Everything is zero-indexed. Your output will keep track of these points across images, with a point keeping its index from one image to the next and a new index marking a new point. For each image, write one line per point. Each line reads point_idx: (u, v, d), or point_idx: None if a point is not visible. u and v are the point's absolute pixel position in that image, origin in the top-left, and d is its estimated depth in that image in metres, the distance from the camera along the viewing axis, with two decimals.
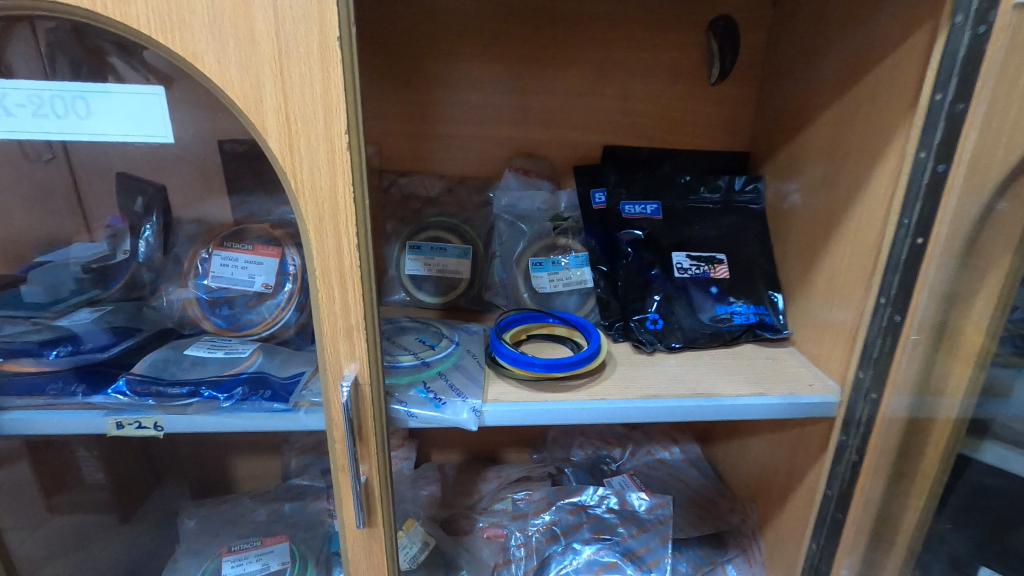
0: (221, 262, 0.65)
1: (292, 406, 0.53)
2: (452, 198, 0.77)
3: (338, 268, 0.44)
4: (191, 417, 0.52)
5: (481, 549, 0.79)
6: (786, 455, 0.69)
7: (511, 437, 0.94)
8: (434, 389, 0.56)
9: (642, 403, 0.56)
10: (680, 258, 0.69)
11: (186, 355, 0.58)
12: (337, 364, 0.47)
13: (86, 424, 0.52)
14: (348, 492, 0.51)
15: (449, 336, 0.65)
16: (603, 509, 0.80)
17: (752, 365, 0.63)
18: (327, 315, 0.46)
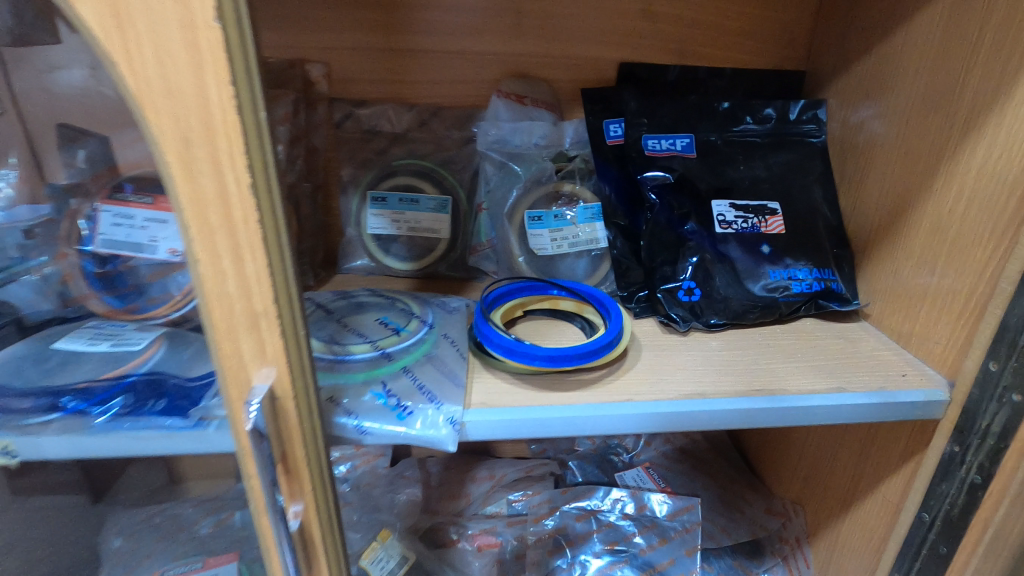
0: (111, 218, 0.48)
1: (197, 422, 0.37)
2: (426, 134, 0.60)
3: (229, 226, 0.28)
4: (47, 440, 0.36)
5: (470, 564, 0.65)
6: (844, 456, 0.55)
7: None
8: (396, 392, 0.40)
9: (683, 405, 0.41)
10: (721, 209, 0.53)
11: (59, 351, 0.44)
12: (242, 369, 0.32)
13: None
14: (277, 542, 0.36)
15: (420, 317, 0.49)
16: (616, 515, 0.67)
17: (819, 347, 0.48)
18: (219, 298, 0.30)
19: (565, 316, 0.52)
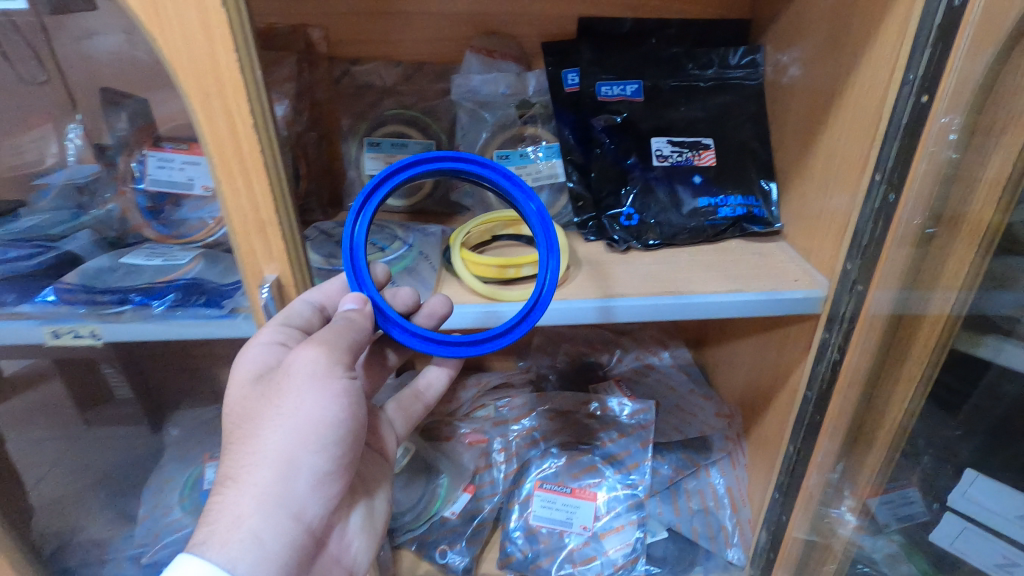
0: (155, 162, 0.59)
1: (230, 312, 0.51)
2: (411, 86, 0.69)
3: (240, 159, 0.39)
4: (123, 325, 0.50)
5: (461, 455, 0.80)
6: (772, 360, 0.66)
7: None
8: None
9: (576, 302, 0.52)
10: (659, 145, 0.62)
11: (123, 264, 0.55)
12: (256, 266, 0.43)
13: (14, 335, 0.50)
14: None
15: (403, 239, 0.59)
16: (583, 415, 0.79)
17: (735, 261, 0.58)
18: (237, 214, 0.41)
19: (525, 241, 0.61)
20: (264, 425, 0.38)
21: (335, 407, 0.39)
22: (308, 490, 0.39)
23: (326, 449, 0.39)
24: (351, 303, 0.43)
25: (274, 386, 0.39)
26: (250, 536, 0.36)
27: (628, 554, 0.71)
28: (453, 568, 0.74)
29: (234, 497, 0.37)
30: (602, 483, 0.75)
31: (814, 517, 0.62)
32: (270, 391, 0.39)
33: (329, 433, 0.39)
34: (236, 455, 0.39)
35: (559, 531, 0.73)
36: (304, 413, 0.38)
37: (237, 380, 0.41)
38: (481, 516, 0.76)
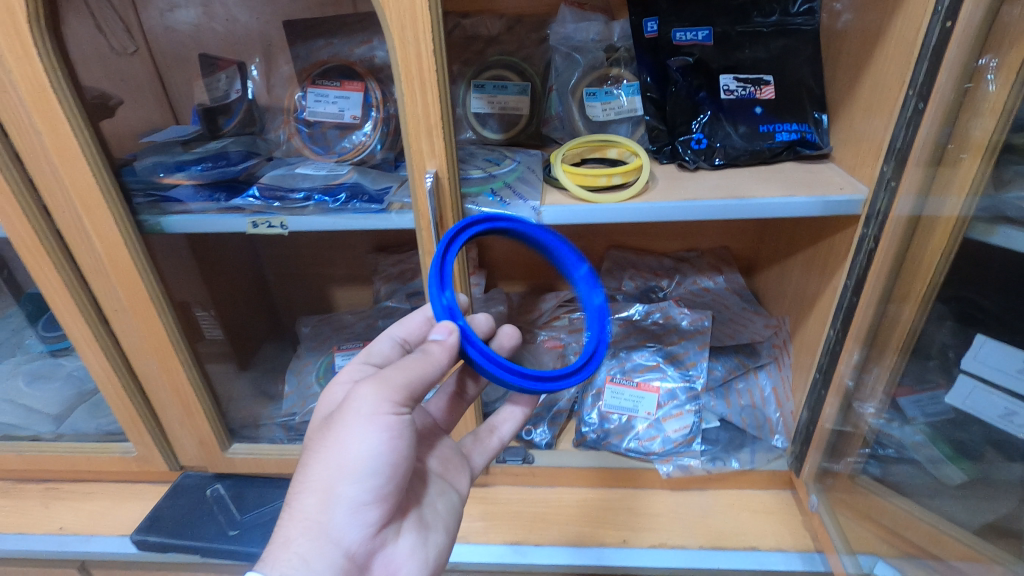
0: (314, 97, 0.75)
1: (386, 207, 0.66)
2: (512, 37, 0.83)
3: (420, 76, 0.53)
4: (307, 216, 0.66)
5: (542, 355, 0.93)
6: (817, 271, 0.77)
7: (567, 268, 1.06)
8: (500, 194, 0.66)
9: (662, 203, 0.65)
10: (727, 81, 0.73)
11: (298, 171, 0.70)
12: (422, 164, 0.58)
13: (229, 224, 0.67)
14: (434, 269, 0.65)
15: (511, 158, 0.73)
16: (648, 322, 0.92)
17: (789, 177, 0.69)
18: (413, 120, 0.55)
19: (609, 163, 0.74)
20: (315, 456, 0.47)
21: (371, 439, 0.46)
22: (347, 516, 0.46)
23: (363, 480, 0.46)
24: (441, 333, 0.50)
25: (330, 420, 0.48)
26: (293, 554, 0.43)
27: (685, 435, 0.83)
28: (537, 444, 0.87)
29: (287, 520, 0.45)
30: (664, 378, 0.88)
31: (848, 406, 0.73)
32: (327, 424, 0.48)
33: (363, 465, 0.45)
34: (296, 481, 0.47)
35: (627, 416, 0.87)
36: (344, 446, 0.45)
37: (312, 417, 0.52)
38: (558, 404, 0.91)
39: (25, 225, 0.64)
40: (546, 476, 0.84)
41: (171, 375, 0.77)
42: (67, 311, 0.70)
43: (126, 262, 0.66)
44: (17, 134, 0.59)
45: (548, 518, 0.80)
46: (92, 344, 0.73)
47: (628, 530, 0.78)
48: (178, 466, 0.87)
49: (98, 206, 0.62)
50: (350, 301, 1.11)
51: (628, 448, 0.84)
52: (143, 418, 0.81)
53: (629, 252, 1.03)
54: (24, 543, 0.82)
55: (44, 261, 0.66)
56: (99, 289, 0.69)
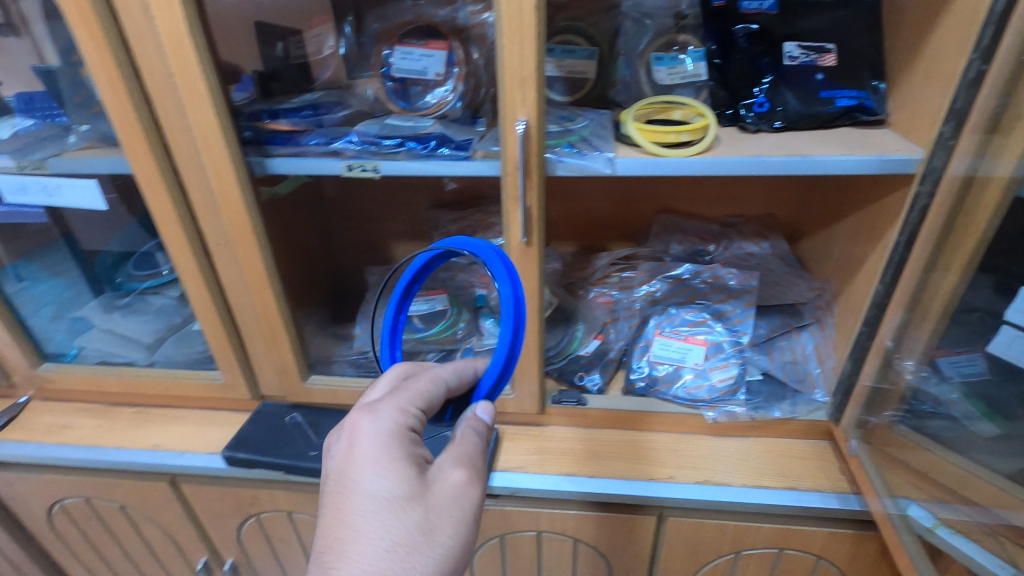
0: (400, 55, 0.80)
1: (471, 155, 0.72)
2: (582, 3, 0.88)
3: (520, 30, 0.58)
4: (399, 162, 0.73)
5: (594, 310, 1.01)
6: (865, 232, 0.81)
7: (617, 232, 1.11)
8: (577, 146, 0.71)
9: (727, 158, 0.70)
10: (790, 48, 0.78)
11: (388, 123, 0.76)
12: (513, 114, 0.63)
13: (328, 168, 0.73)
14: (516, 216, 0.70)
15: (583, 116, 0.78)
16: (697, 281, 0.98)
17: (847, 140, 0.73)
18: (510, 71, 0.61)
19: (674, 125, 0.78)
20: (427, 549, 0.51)
21: (463, 543, 0.54)
22: None
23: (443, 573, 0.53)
24: (488, 413, 0.62)
25: (432, 511, 0.53)
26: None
27: (730, 384, 0.89)
28: (590, 389, 0.94)
29: None
30: (710, 332, 0.94)
31: (886, 364, 0.76)
32: (438, 514, 0.53)
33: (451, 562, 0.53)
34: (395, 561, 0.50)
35: (674, 366, 0.92)
36: (456, 547, 0.53)
37: (398, 489, 0.53)
38: (609, 354, 0.98)
39: (150, 163, 0.71)
40: (597, 418, 0.91)
41: (262, 309, 0.84)
42: (177, 243, 0.78)
43: (236, 199, 0.73)
44: (152, 78, 0.66)
45: (598, 454, 0.87)
46: (195, 276, 0.81)
47: (675, 468, 0.84)
48: (259, 396, 0.96)
49: (217, 146, 0.69)
50: (409, 257, 1.17)
51: (675, 395, 0.90)
52: (232, 348, 0.88)
53: (677, 217, 1.08)
54: (125, 455, 0.91)
55: (162, 196, 0.73)
56: (207, 224, 0.77)
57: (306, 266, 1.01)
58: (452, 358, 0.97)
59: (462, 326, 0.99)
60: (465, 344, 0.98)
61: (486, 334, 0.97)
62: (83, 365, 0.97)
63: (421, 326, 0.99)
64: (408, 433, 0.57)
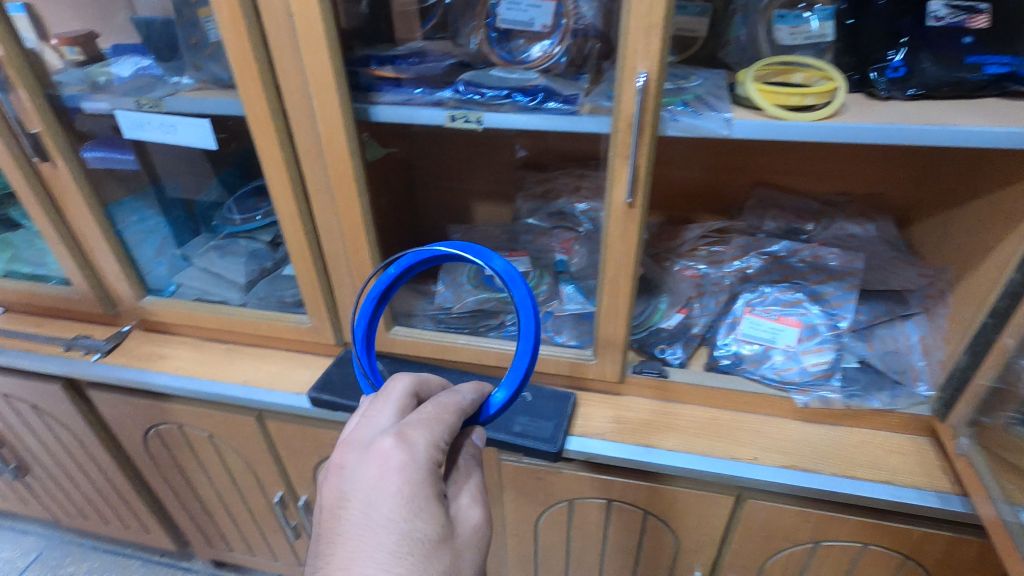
0: (505, 5, 0.76)
1: (578, 110, 0.70)
2: None
3: None
4: (504, 113, 0.71)
5: (680, 284, 0.97)
6: (999, 218, 0.74)
7: (707, 204, 1.06)
8: (692, 105, 0.67)
9: (853, 125, 0.65)
10: (937, 7, 0.71)
11: (493, 74, 0.75)
12: (633, 65, 0.60)
13: (431, 119, 0.73)
14: (622, 175, 0.67)
15: (697, 75, 0.74)
16: (794, 260, 0.93)
17: (995, 111, 0.67)
18: (635, 18, 0.57)
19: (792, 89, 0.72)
20: None
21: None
22: None
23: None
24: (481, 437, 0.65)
25: (455, 551, 0.56)
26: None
27: (825, 369, 0.84)
28: (671, 362, 0.91)
29: None
30: (806, 314, 0.89)
31: (1005, 365, 0.68)
32: (461, 552, 0.56)
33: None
34: None
35: (764, 346, 0.88)
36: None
37: (432, 529, 0.54)
38: (693, 329, 0.95)
39: (262, 104, 0.72)
40: (678, 392, 0.89)
41: (354, 257, 0.85)
42: (280, 186, 0.80)
43: (341, 144, 0.73)
44: (270, 17, 0.67)
45: (678, 429, 0.85)
46: (294, 219, 0.83)
47: (759, 450, 0.82)
48: (342, 342, 0.99)
49: (327, 88, 0.69)
50: (489, 218, 1.16)
51: (763, 375, 0.87)
52: (322, 293, 0.91)
53: (775, 192, 1.02)
54: (218, 387, 0.96)
55: (270, 137, 0.75)
56: (309, 169, 0.78)
57: (394, 219, 1.01)
58: None
59: (545, 289, 0.99)
60: (546, 308, 0.97)
61: (565, 299, 0.97)
62: (182, 300, 1.02)
63: (503, 286, 0.98)
64: (436, 468, 0.57)
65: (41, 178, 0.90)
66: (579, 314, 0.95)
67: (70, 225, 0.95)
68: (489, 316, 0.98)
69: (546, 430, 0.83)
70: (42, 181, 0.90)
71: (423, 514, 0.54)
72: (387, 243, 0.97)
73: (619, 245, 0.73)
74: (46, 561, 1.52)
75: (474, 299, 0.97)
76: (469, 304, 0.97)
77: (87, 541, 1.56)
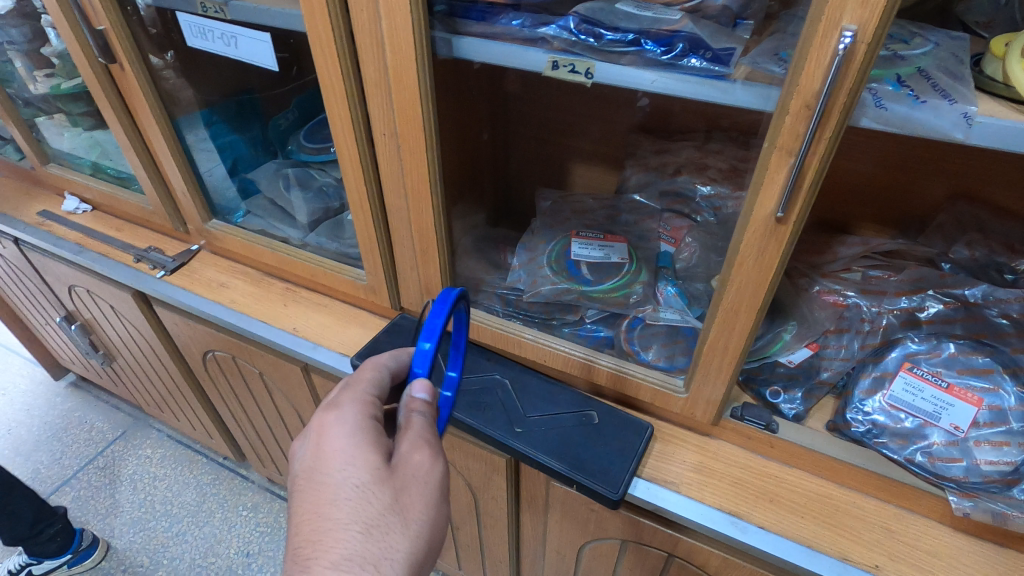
0: None
1: (729, 76, 0.48)
2: None
3: None
4: (622, 67, 0.52)
5: (816, 311, 0.76)
6: None
7: (876, 211, 0.81)
8: (910, 84, 0.45)
9: None
10: None
11: (619, 8, 0.54)
12: (837, 13, 0.38)
13: (528, 61, 0.56)
14: (777, 177, 0.47)
15: (924, 36, 0.50)
16: (993, 312, 0.69)
17: None
18: None
19: None
20: (402, 527, 0.48)
21: (442, 523, 0.51)
22: None
23: (427, 560, 0.50)
24: (419, 390, 0.54)
25: (400, 493, 0.49)
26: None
27: (1005, 474, 0.61)
28: (783, 412, 0.72)
29: None
30: (994, 391, 0.64)
31: None
32: (408, 488, 0.49)
33: (434, 548, 0.50)
34: (373, 540, 0.46)
35: (919, 421, 0.66)
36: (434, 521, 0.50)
37: (365, 471, 0.49)
38: (822, 375, 0.74)
39: (324, 19, 0.58)
40: (785, 451, 0.70)
41: (418, 220, 0.72)
42: (341, 123, 0.67)
43: (411, 82, 0.58)
44: None
45: (778, 500, 0.67)
46: (355, 165, 0.70)
47: (884, 556, 0.62)
48: (399, 307, 0.88)
49: (400, 7, 0.53)
50: (589, 184, 0.98)
51: (910, 460, 0.65)
52: (381, 253, 0.79)
53: (982, 210, 0.75)
54: (266, 331, 0.90)
55: (333, 63, 0.61)
56: (375, 107, 0.64)
57: (469, 173, 0.86)
58: (617, 322, 0.81)
59: (638, 291, 0.80)
60: (636, 313, 0.79)
61: (662, 304, 0.79)
62: (245, 231, 0.96)
63: (589, 278, 0.82)
64: (364, 418, 0.53)
65: (113, 79, 0.83)
66: (675, 328, 0.77)
67: (142, 135, 0.89)
68: (566, 309, 0.83)
69: (608, 467, 0.68)
70: (115, 83, 0.83)
71: (355, 461, 0.50)
72: (450, 201, 0.82)
73: (750, 267, 0.54)
74: (129, 440, 1.65)
75: (551, 287, 0.81)
76: (544, 292, 0.81)
77: (165, 429, 1.67)
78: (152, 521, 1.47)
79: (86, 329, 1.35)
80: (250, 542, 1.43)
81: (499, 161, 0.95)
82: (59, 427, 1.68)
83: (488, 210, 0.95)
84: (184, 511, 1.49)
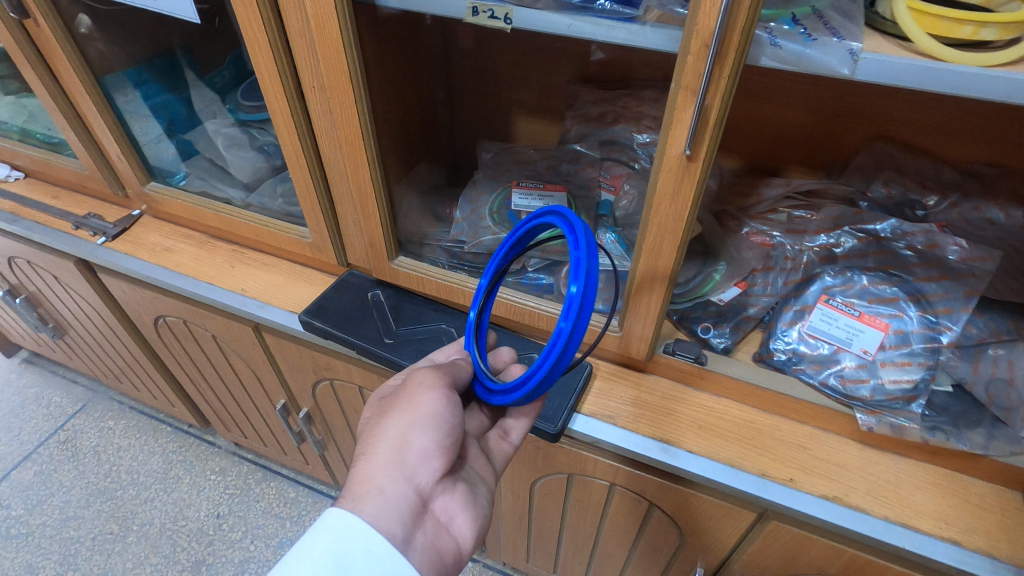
0: None
1: (639, 19, 0.50)
2: None
3: None
4: (540, 11, 0.53)
5: (744, 252, 0.79)
6: None
7: (802, 155, 0.85)
8: (804, 24, 0.47)
9: None
10: None
11: None
12: None
13: (448, 8, 0.56)
14: (683, 116, 0.49)
15: None
16: (901, 246, 0.73)
17: None
18: None
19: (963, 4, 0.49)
20: (386, 421, 0.60)
21: (433, 400, 0.60)
22: (418, 461, 0.59)
23: (426, 428, 0.59)
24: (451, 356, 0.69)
25: (389, 399, 0.63)
26: (377, 489, 0.57)
27: (905, 390, 0.67)
28: (712, 346, 0.77)
29: (365, 465, 0.59)
30: (898, 317, 0.70)
31: None
32: (394, 397, 0.62)
33: (429, 418, 0.59)
34: (368, 441, 0.61)
35: (833, 347, 0.71)
36: (417, 402, 0.60)
37: (375, 407, 0.65)
38: (749, 311, 0.79)
39: None
40: (713, 382, 0.75)
41: (355, 174, 0.72)
42: (270, 77, 0.66)
43: (335, 31, 0.58)
44: None
45: (706, 426, 0.72)
46: (287, 120, 0.70)
47: (798, 470, 0.68)
48: (346, 263, 0.89)
49: None
50: (531, 137, 0.99)
51: (824, 384, 0.70)
52: (322, 210, 0.80)
53: (896, 150, 0.79)
54: (213, 292, 0.90)
55: (255, 15, 0.60)
56: (302, 60, 0.63)
57: (409, 127, 0.86)
58: (557, 270, 0.83)
59: None
60: None
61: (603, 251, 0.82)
62: (186, 193, 0.94)
63: None
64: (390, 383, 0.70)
65: (30, 36, 0.80)
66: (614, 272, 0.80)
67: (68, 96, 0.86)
68: None
69: (550, 406, 0.73)
70: (32, 40, 0.80)
71: (371, 404, 0.66)
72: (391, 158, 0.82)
73: (667, 206, 0.57)
74: (90, 413, 1.64)
75: (492, 239, 0.84)
76: (485, 243, 0.85)
77: (126, 401, 1.66)
78: (119, 491, 1.48)
79: (32, 302, 1.32)
80: (220, 504, 1.45)
81: (441, 115, 0.95)
82: (14, 404, 1.66)
83: (433, 165, 0.96)
84: (151, 479, 1.50)
